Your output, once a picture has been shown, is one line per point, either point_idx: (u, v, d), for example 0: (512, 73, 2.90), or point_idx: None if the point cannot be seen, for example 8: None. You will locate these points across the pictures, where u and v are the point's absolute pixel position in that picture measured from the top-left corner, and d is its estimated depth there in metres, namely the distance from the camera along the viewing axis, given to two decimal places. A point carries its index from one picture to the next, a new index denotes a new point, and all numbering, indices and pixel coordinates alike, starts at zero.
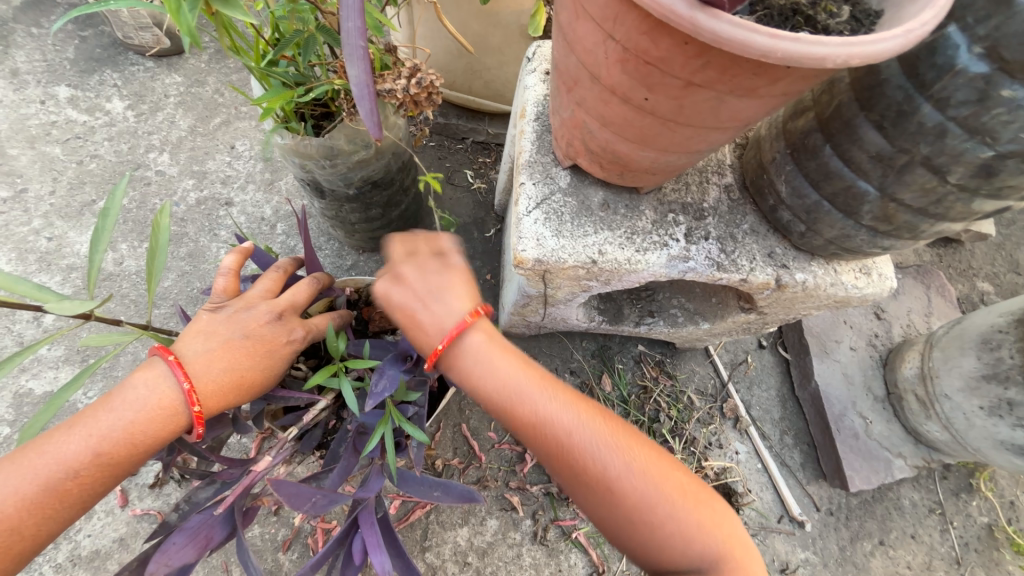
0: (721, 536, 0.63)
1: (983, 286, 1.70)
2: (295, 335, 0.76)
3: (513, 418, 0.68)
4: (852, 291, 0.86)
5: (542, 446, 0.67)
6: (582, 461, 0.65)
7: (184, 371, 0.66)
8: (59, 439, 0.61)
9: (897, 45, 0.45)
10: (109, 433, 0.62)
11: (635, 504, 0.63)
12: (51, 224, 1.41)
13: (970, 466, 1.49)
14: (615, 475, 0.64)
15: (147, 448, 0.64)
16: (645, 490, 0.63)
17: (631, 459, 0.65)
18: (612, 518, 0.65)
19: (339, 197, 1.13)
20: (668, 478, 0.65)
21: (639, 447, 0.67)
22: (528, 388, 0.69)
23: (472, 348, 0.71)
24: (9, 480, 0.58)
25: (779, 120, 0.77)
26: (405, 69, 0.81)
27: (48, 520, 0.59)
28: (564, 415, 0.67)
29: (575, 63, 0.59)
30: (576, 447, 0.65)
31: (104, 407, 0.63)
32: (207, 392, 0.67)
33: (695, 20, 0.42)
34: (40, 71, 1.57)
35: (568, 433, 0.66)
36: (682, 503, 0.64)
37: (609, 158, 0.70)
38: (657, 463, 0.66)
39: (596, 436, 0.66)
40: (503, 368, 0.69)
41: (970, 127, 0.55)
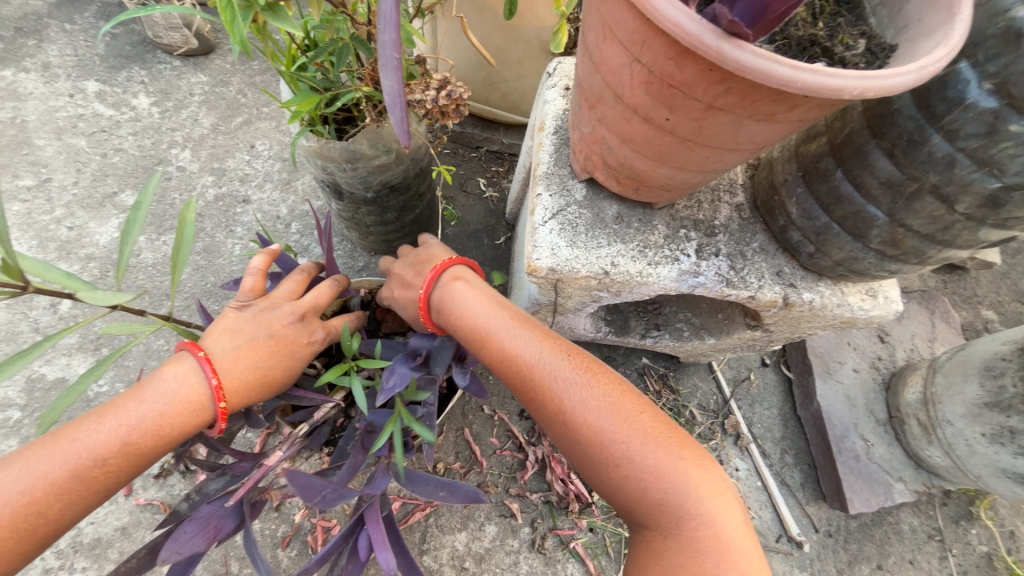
0: (686, 482, 0.64)
1: (987, 313, 1.71)
2: (316, 336, 0.79)
3: (489, 356, 0.76)
4: (858, 312, 0.88)
5: (515, 381, 0.74)
6: (550, 395, 0.71)
7: (212, 367, 0.69)
8: (89, 426, 0.62)
9: (911, 80, 0.47)
10: (138, 423, 0.64)
11: (598, 440, 0.67)
12: (73, 214, 1.44)
13: (971, 494, 1.49)
14: (580, 411, 0.69)
15: (172, 440, 0.66)
16: (609, 428, 0.67)
17: (598, 399, 0.69)
18: (578, 453, 0.70)
19: (357, 200, 1.16)
20: (635, 420, 0.68)
21: (608, 388, 0.71)
22: (501, 330, 0.76)
23: (455, 294, 0.80)
24: (40, 464, 0.59)
25: (791, 144, 0.79)
26: (435, 81, 0.86)
27: (72, 506, 0.60)
28: (534, 355, 0.73)
29: (599, 82, 0.62)
30: (544, 383, 0.71)
31: (134, 398, 0.65)
32: (232, 389, 0.69)
33: (721, 50, 0.45)
34: (70, 65, 1.62)
35: (538, 371, 0.72)
36: (641, 440, 0.66)
37: (625, 173, 0.72)
38: (625, 404, 0.69)
39: (563, 375, 0.71)
40: (481, 313, 0.77)
41: (979, 158, 0.57)
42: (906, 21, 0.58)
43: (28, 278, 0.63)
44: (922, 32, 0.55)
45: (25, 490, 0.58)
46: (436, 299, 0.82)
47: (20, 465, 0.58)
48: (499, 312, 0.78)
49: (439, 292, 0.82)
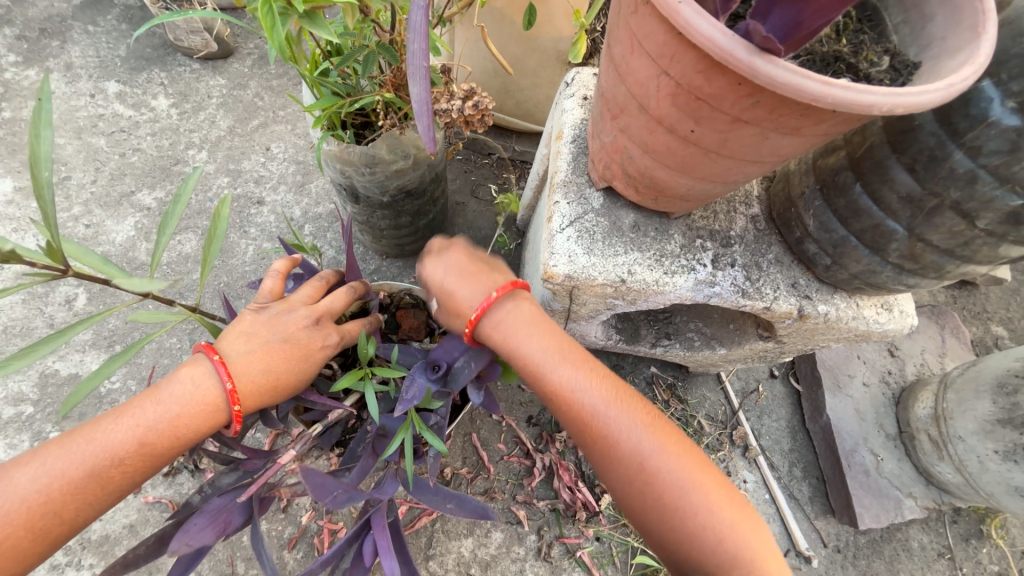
0: (744, 528, 0.67)
1: (997, 330, 1.70)
2: (330, 340, 0.78)
3: (547, 389, 0.74)
4: (873, 326, 0.88)
5: (575, 419, 0.73)
6: (619, 437, 0.70)
7: (227, 370, 0.69)
8: (108, 425, 0.63)
9: (938, 97, 0.48)
10: (155, 424, 0.64)
11: (664, 483, 0.68)
12: (90, 211, 1.46)
13: (981, 512, 1.48)
14: (648, 453, 0.69)
15: (187, 441, 0.66)
16: (675, 471, 0.68)
17: (662, 441, 0.70)
18: (637, 497, 0.69)
19: (373, 204, 1.17)
20: (696, 464, 0.70)
21: (668, 432, 0.72)
22: (564, 364, 0.74)
23: (520, 322, 0.77)
24: (58, 463, 0.60)
25: (809, 158, 0.80)
26: (461, 91, 0.87)
27: (86, 506, 0.61)
28: (597, 393, 0.72)
29: (624, 92, 0.63)
30: (606, 426, 0.71)
31: (151, 399, 0.66)
32: (246, 392, 0.70)
33: (753, 64, 0.46)
34: (92, 66, 1.64)
35: (601, 410, 0.71)
36: (712, 494, 0.68)
37: (645, 183, 0.73)
38: (691, 454, 0.71)
39: (627, 417, 0.71)
40: (539, 343, 0.75)
41: (1001, 175, 0.57)
42: (930, 40, 0.59)
43: (70, 262, 0.65)
44: (945, 51, 0.56)
45: (43, 490, 0.59)
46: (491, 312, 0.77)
47: (38, 464, 0.60)
48: (564, 346, 0.76)
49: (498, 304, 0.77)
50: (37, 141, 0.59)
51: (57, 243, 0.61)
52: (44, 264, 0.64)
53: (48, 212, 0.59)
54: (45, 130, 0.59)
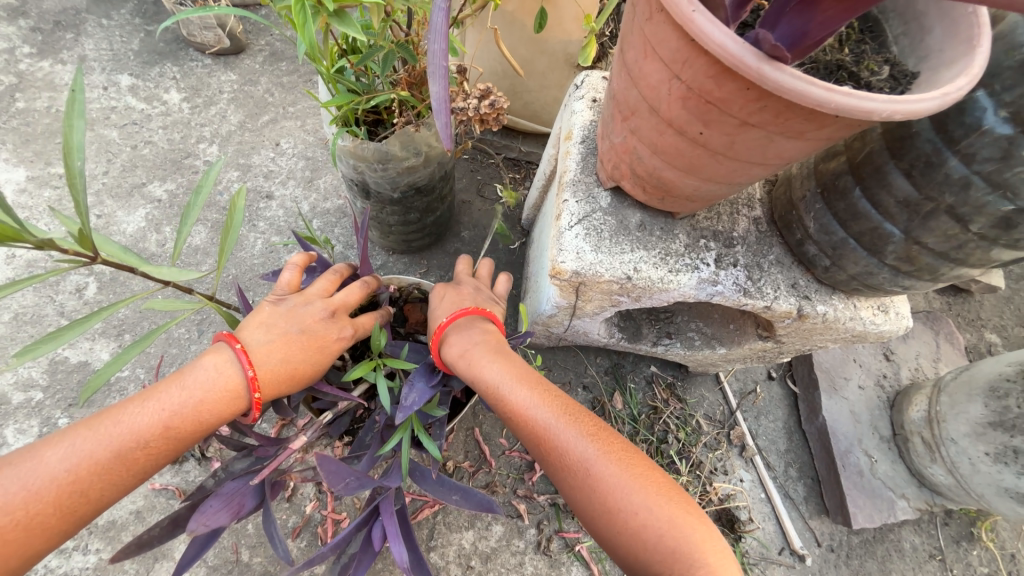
0: (692, 531, 0.65)
1: (991, 336, 1.73)
2: (345, 333, 0.80)
3: (502, 407, 0.77)
4: (869, 327, 0.90)
5: (527, 433, 0.75)
6: (564, 445, 0.72)
7: (248, 358, 0.71)
8: (134, 409, 0.65)
9: (935, 105, 0.51)
10: (179, 409, 0.67)
11: (611, 490, 0.68)
12: (102, 202, 1.48)
13: (972, 514, 1.50)
14: (593, 462, 0.70)
15: (210, 426, 0.69)
16: (621, 477, 0.69)
17: (607, 449, 0.71)
18: (588, 506, 0.70)
19: (383, 199, 1.19)
20: (641, 470, 0.70)
21: (614, 442, 0.73)
22: (517, 382, 0.77)
23: (476, 341, 0.82)
24: (86, 444, 0.62)
25: (811, 162, 0.83)
26: (478, 91, 0.90)
27: (111, 487, 0.63)
28: (547, 406, 0.75)
29: (636, 95, 0.65)
30: (555, 438, 0.72)
31: (175, 384, 0.68)
32: (266, 379, 0.72)
33: (761, 71, 0.49)
34: (106, 59, 1.67)
35: (548, 423, 0.73)
36: (654, 493, 0.68)
37: (653, 182, 0.76)
38: (635, 458, 0.72)
39: (573, 427, 0.73)
40: (496, 363, 0.79)
41: (994, 181, 0.60)
42: (928, 51, 0.62)
43: (98, 250, 0.66)
44: (943, 61, 0.59)
45: (71, 469, 0.61)
46: (456, 331, 0.83)
47: (66, 445, 0.61)
48: (515, 364, 0.80)
49: (461, 326, 0.84)
50: (70, 132, 0.60)
51: (88, 231, 0.63)
52: (74, 251, 0.65)
53: (80, 200, 0.60)
54: (78, 120, 0.61)
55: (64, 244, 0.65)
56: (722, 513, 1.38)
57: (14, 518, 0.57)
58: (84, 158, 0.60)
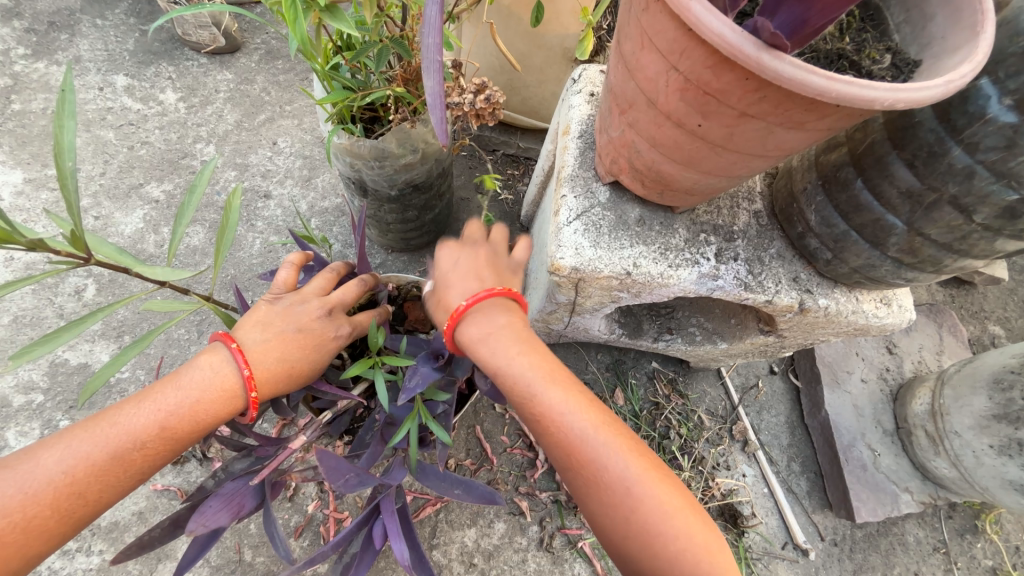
0: (720, 556, 0.64)
1: (994, 329, 1.72)
2: (342, 331, 0.80)
3: (531, 407, 0.70)
4: (872, 320, 0.90)
5: (558, 442, 0.68)
6: (597, 460, 0.66)
7: (245, 357, 0.71)
8: (130, 410, 0.65)
9: (937, 93, 0.50)
10: (175, 409, 0.66)
11: (646, 512, 0.64)
12: (99, 203, 1.47)
13: (976, 507, 1.50)
14: (630, 481, 0.65)
15: (207, 426, 0.68)
16: (658, 499, 0.65)
17: (644, 468, 0.67)
18: (618, 526, 0.66)
19: (381, 197, 1.18)
20: (675, 490, 0.67)
21: (647, 457, 0.69)
22: (550, 384, 0.70)
23: (505, 333, 0.73)
24: (82, 446, 0.61)
25: (812, 154, 0.82)
26: (473, 86, 0.89)
27: (109, 489, 0.63)
28: (583, 415, 0.68)
29: (633, 88, 0.64)
30: (591, 452, 0.66)
31: (171, 385, 0.67)
32: (263, 379, 0.71)
33: (760, 60, 0.48)
34: (101, 60, 1.66)
35: (584, 434, 0.67)
36: (686, 515, 0.65)
37: (652, 176, 0.75)
38: (666, 475, 0.68)
39: (611, 441, 0.67)
40: (528, 360, 0.71)
41: (998, 170, 0.59)
42: (930, 39, 0.61)
43: (92, 252, 0.66)
44: (945, 49, 0.58)
45: (68, 471, 0.60)
46: (482, 313, 0.74)
47: (62, 447, 0.61)
48: (547, 362, 0.72)
49: (485, 307, 0.75)
50: (61, 132, 0.60)
51: (81, 232, 0.62)
52: (68, 253, 0.65)
53: (72, 201, 0.60)
54: (68, 120, 0.60)
55: (57, 246, 0.65)
56: (725, 508, 1.38)
57: (11, 521, 0.57)
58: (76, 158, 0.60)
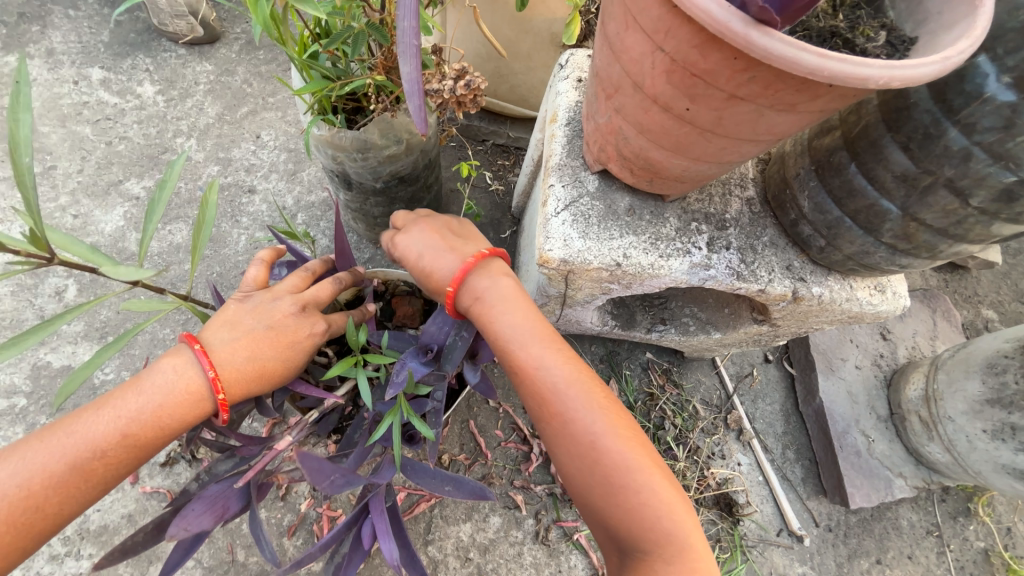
0: (683, 517, 0.66)
1: (988, 313, 1.72)
2: (318, 327, 0.77)
3: (512, 365, 0.73)
4: (866, 307, 0.88)
5: (534, 397, 0.71)
6: (571, 415, 0.69)
7: (210, 359, 0.68)
8: (88, 418, 0.63)
9: (934, 71, 0.47)
10: (137, 415, 0.64)
11: (613, 466, 0.66)
12: (77, 201, 1.43)
13: (969, 490, 1.51)
14: (601, 436, 0.68)
15: (173, 431, 0.66)
16: (624, 454, 0.67)
17: (614, 424, 0.69)
18: (586, 477, 0.68)
19: (366, 190, 1.15)
20: (644, 451, 0.69)
21: (622, 417, 0.71)
22: (531, 341, 0.73)
23: (489, 298, 0.76)
24: (38, 457, 0.60)
25: (805, 138, 0.80)
26: (453, 71, 0.86)
27: (70, 500, 0.61)
28: (559, 371, 0.71)
29: (618, 71, 0.62)
30: (563, 405, 0.69)
31: (133, 390, 0.65)
32: (230, 380, 0.69)
33: (748, 37, 0.45)
34: (75, 52, 1.60)
35: (561, 389, 0.70)
36: (655, 475, 0.67)
37: (640, 164, 0.72)
38: (638, 438, 0.70)
39: (584, 396, 0.70)
40: (513, 320, 0.74)
41: (995, 152, 0.57)
42: (926, 15, 0.58)
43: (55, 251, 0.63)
44: (942, 25, 0.56)
45: (23, 484, 0.59)
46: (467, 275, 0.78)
47: (16, 459, 0.59)
48: (532, 323, 0.75)
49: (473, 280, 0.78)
50: (16, 126, 0.57)
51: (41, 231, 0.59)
52: (27, 253, 0.62)
53: (30, 199, 0.57)
54: (24, 114, 0.57)
55: (17, 244, 0.61)
56: (720, 497, 1.38)
57: None
58: (32, 155, 0.57)
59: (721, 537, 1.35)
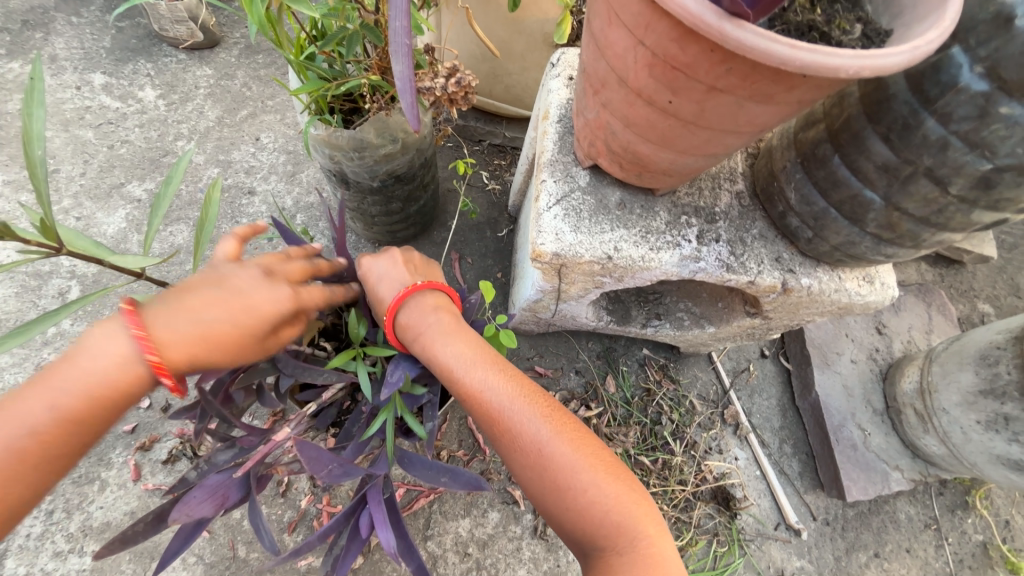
0: (635, 508, 0.66)
1: (983, 307, 1.73)
2: (278, 293, 0.69)
3: (457, 387, 0.74)
4: (855, 298, 0.90)
5: (481, 415, 0.73)
6: (516, 427, 0.71)
7: (143, 322, 0.60)
8: (12, 400, 0.56)
9: (904, 60, 0.49)
10: (66, 390, 0.57)
11: (559, 470, 0.68)
12: (80, 204, 1.45)
13: (966, 483, 1.51)
14: (545, 443, 0.69)
15: (113, 402, 0.59)
16: (571, 456, 0.68)
17: (558, 429, 0.71)
18: (537, 484, 0.69)
19: (363, 189, 1.17)
20: (590, 450, 0.70)
21: (566, 422, 0.73)
22: (472, 362, 0.75)
23: (428, 324, 0.78)
24: None
25: (790, 131, 0.82)
26: (445, 69, 0.88)
27: (16, 487, 0.56)
28: (501, 387, 0.73)
29: (604, 67, 0.64)
30: (507, 418, 0.71)
31: (59, 364, 0.58)
32: (169, 344, 0.60)
33: (723, 29, 0.47)
34: (77, 58, 1.63)
35: (503, 404, 0.72)
36: (602, 472, 0.68)
37: (629, 158, 0.74)
38: (585, 439, 0.71)
39: (526, 407, 0.72)
40: (451, 345, 0.75)
41: (971, 141, 0.59)
42: (901, 8, 0.60)
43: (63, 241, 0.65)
44: (915, 18, 0.57)
45: None
46: (403, 309, 0.80)
47: None
48: (472, 343, 0.77)
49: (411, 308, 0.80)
50: (29, 120, 0.59)
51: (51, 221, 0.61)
52: (38, 242, 0.64)
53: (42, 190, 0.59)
54: (38, 109, 0.59)
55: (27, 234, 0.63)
56: (718, 491, 1.39)
57: None
58: (45, 146, 0.59)
59: (719, 531, 1.35)
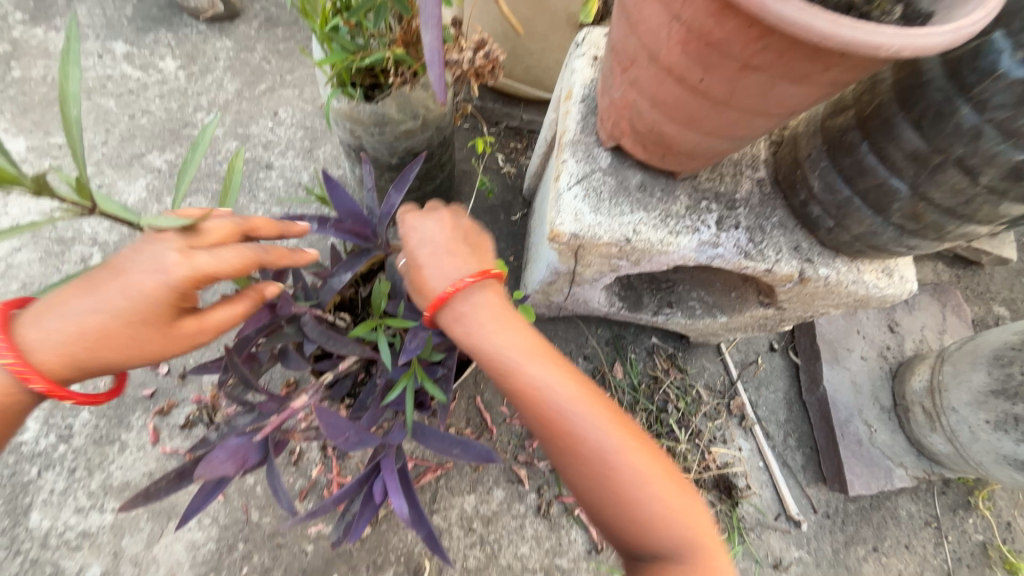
0: (694, 519, 0.66)
1: (999, 310, 1.71)
2: (148, 274, 0.63)
3: (514, 386, 0.69)
4: (873, 290, 0.89)
5: (537, 417, 0.68)
6: (577, 433, 0.66)
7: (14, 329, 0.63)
8: None
9: (946, 41, 0.48)
10: None
11: (623, 481, 0.65)
12: (102, 173, 1.47)
13: (970, 484, 1.51)
14: (609, 451, 0.66)
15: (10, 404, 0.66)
16: (636, 467, 0.66)
17: (621, 437, 0.67)
18: (597, 492, 0.67)
19: (382, 165, 1.18)
20: (652, 459, 0.67)
21: (628, 426, 0.69)
22: (530, 357, 0.70)
23: (482, 314, 0.71)
24: None
25: (818, 118, 0.80)
26: (473, 42, 0.88)
27: None
28: (563, 389, 0.68)
29: (634, 43, 0.63)
30: (569, 423, 0.67)
31: None
32: (39, 346, 0.63)
33: (763, 3, 0.47)
34: (99, 26, 1.64)
35: (565, 408, 0.67)
36: (664, 483, 0.66)
37: (653, 139, 0.74)
38: (645, 445, 0.69)
39: (589, 412, 0.67)
40: (508, 339, 0.70)
41: (1006, 129, 0.58)
42: None
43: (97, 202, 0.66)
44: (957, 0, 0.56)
45: None
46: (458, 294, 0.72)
47: None
48: (530, 338, 0.71)
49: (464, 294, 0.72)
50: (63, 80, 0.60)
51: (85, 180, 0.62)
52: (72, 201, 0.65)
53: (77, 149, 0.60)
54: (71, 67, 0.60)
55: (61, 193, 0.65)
56: (720, 479, 1.40)
57: None
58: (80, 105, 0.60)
59: (719, 519, 1.37)
